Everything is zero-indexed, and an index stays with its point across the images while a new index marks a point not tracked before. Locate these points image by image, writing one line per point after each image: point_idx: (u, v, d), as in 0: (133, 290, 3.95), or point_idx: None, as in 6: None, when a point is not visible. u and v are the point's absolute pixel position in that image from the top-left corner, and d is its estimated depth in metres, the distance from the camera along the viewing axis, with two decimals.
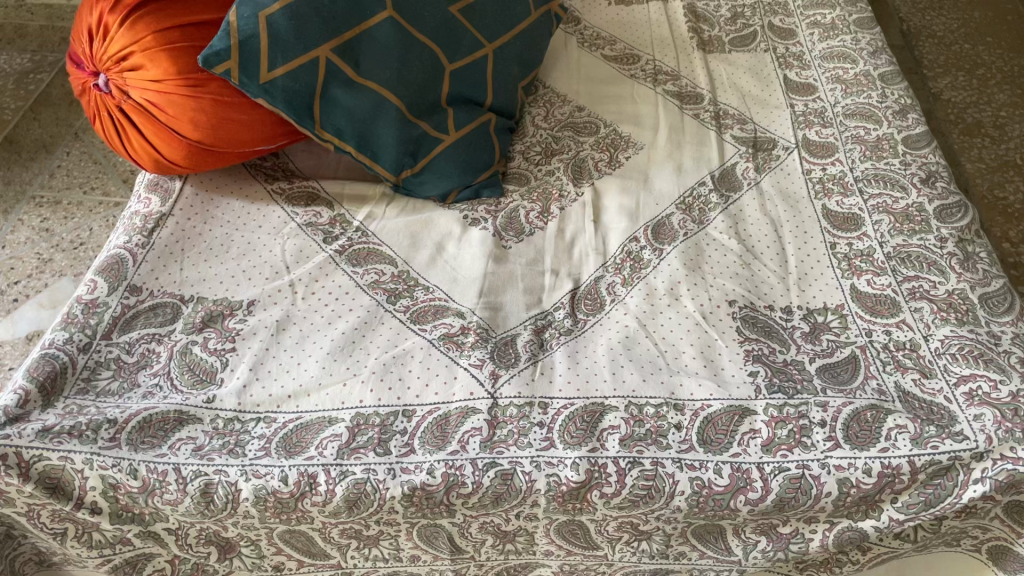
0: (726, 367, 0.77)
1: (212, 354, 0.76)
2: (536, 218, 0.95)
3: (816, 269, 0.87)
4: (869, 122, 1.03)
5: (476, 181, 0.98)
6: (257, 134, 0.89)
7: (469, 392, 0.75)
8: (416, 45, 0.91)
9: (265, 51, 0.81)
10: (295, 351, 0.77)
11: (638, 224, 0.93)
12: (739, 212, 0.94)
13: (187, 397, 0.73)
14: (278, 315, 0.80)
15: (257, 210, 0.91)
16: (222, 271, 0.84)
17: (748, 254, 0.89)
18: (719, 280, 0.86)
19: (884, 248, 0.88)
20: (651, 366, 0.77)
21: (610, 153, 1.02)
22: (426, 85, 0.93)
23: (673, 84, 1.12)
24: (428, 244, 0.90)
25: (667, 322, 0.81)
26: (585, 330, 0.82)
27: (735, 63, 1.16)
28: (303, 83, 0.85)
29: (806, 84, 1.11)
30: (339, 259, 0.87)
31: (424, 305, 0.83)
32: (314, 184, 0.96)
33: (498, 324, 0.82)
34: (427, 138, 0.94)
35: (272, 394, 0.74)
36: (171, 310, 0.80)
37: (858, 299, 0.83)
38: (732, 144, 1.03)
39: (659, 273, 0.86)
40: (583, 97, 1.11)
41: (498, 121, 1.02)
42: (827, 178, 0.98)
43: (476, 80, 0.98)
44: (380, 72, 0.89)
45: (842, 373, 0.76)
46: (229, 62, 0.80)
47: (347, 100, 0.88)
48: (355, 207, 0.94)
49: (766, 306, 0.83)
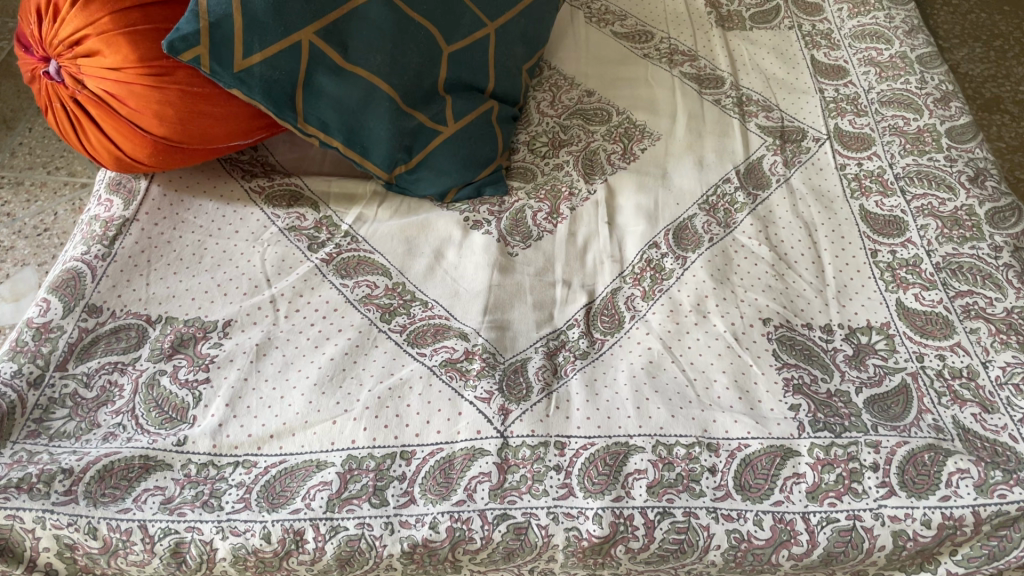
0: (763, 399, 0.68)
1: (183, 387, 0.67)
2: (544, 220, 0.86)
3: (856, 280, 0.79)
4: (907, 111, 0.94)
5: (478, 178, 0.88)
6: (231, 129, 0.79)
7: (476, 431, 0.66)
8: (411, 26, 0.81)
9: (239, 36, 0.72)
10: (278, 382, 0.68)
11: (658, 228, 0.84)
12: (769, 214, 0.85)
13: (154, 439, 0.64)
14: (257, 339, 0.71)
15: (234, 213, 0.82)
16: (194, 285, 0.74)
17: (781, 263, 0.80)
18: (751, 294, 0.77)
19: (931, 258, 0.79)
20: (679, 398, 0.68)
21: (624, 145, 0.93)
22: (422, 71, 0.83)
23: (690, 65, 1.03)
24: (425, 251, 0.81)
25: (695, 345, 0.73)
26: (603, 353, 0.73)
27: (757, 42, 1.06)
28: (283, 71, 0.75)
29: (837, 65, 1.02)
30: (327, 270, 0.78)
31: (422, 324, 0.74)
32: (296, 180, 0.86)
33: (506, 345, 0.74)
34: (424, 131, 0.85)
35: (252, 435, 0.65)
36: (136, 334, 0.70)
37: (905, 317, 0.75)
38: (758, 134, 0.94)
39: (684, 286, 0.78)
40: (592, 79, 1.01)
41: (501, 110, 0.92)
42: (864, 174, 0.89)
43: (476, 64, 0.88)
44: (370, 56, 0.79)
45: (893, 408, 0.68)
46: (198, 47, 0.71)
47: (334, 90, 0.78)
48: (344, 208, 0.85)
49: (803, 324, 0.75)
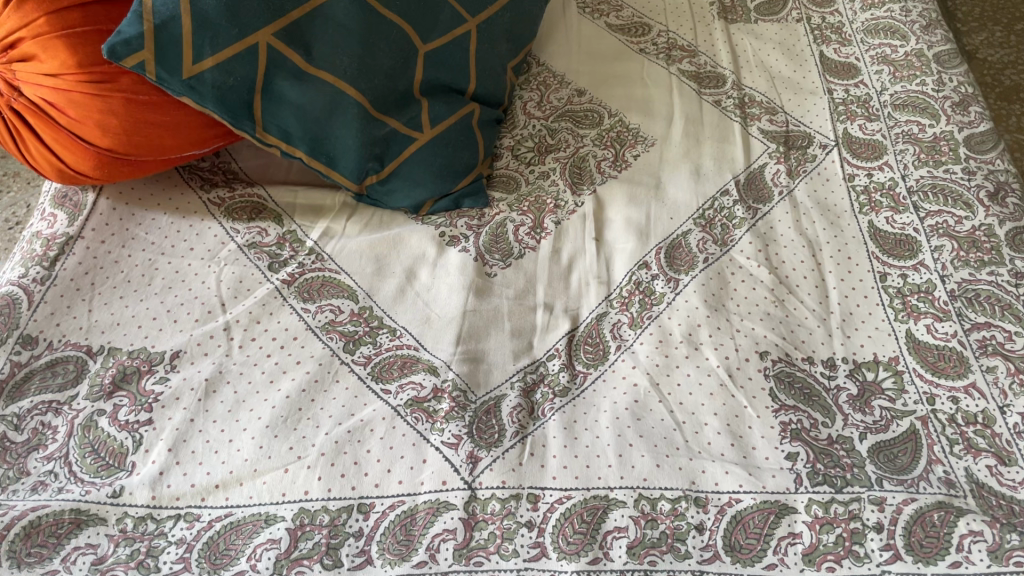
0: (758, 447, 0.62)
1: (123, 430, 0.62)
2: (526, 235, 0.79)
3: (863, 308, 0.72)
4: (923, 116, 0.87)
5: (456, 189, 0.82)
6: (184, 139, 0.72)
7: (441, 481, 0.60)
8: (382, 24, 0.74)
9: (188, 40, 0.66)
10: (227, 424, 0.63)
11: (649, 246, 0.78)
12: (770, 230, 0.79)
13: (87, 490, 0.59)
14: (207, 373, 0.65)
15: (189, 228, 0.76)
16: (142, 310, 0.69)
17: (782, 288, 0.74)
18: (748, 323, 0.71)
19: (945, 284, 0.73)
20: (666, 444, 0.62)
21: (616, 151, 0.87)
22: (395, 73, 0.76)
23: (689, 61, 0.96)
24: (395, 271, 0.75)
25: (685, 381, 0.67)
26: (585, 390, 0.67)
27: (762, 36, 0.99)
28: (239, 77, 0.69)
29: (847, 63, 0.95)
30: (287, 292, 0.72)
31: (388, 355, 0.68)
32: (260, 191, 0.80)
33: (479, 381, 0.68)
34: (397, 138, 0.78)
35: (196, 485, 0.59)
36: (74, 368, 0.65)
37: (915, 352, 0.69)
38: (760, 140, 0.88)
39: (675, 313, 0.72)
40: (584, 77, 0.95)
41: (483, 112, 0.86)
42: (874, 186, 0.82)
43: (456, 64, 0.82)
44: (337, 59, 0.72)
45: (900, 458, 0.62)
46: (142, 52, 0.64)
47: (295, 96, 0.72)
48: (310, 221, 0.79)
49: (804, 358, 0.69)
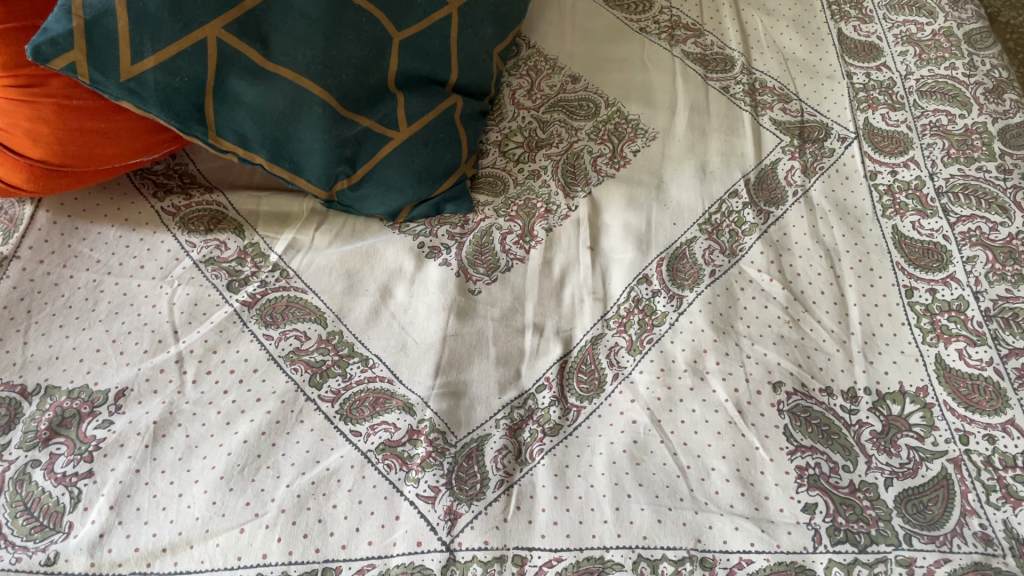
0: (771, 497, 0.56)
1: (59, 484, 0.55)
2: (514, 245, 0.72)
3: (886, 328, 0.65)
4: (952, 105, 0.78)
5: (436, 193, 0.74)
6: (128, 146, 0.65)
7: (416, 542, 0.53)
8: (350, 11, 0.66)
9: (124, 37, 0.58)
10: (177, 475, 0.56)
11: (650, 256, 0.71)
12: (783, 238, 0.72)
13: (18, 557, 0.52)
14: (156, 415, 0.58)
15: (139, 242, 0.68)
16: (84, 341, 0.62)
17: (797, 305, 0.67)
18: (759, 348, 0.64)
19: (979, 302, 0.65)
20: (668, 495, 0.56)
21: (614, 145, 0.79)
22: (365, 66, 0.68)
23: (694, 41, 0.88)
24: (369, 289, 0.68)
25: (689, 418, 0.60)
26: (578, 428, 0.60)
27: (774, 12, 0.91)
28: (185, 77, 0.61)
29: (869, 43, 0.86)
30: (248, 317, 0.65)
31: (359, 389, 0.62)
32: (219, 198, 0.73)
33: (460, 420, 0.61)
34: (370, 138, 0.70)
35: (140, 549, 0.52)
36: (7, 412, 0.58)
37: (946, 382, 0.62)
38: (772, 131, 0.80)
39: (679, 337, 0.65)
40: (579, 60, 0.87)
41: (465, 105, 0.77)
42: (898, 187, 0.74)
43: (435, 53, 0.73)
44: (298, 53, 0.64)
45: (930, 508, 0.55)
46: (72, 52, 0.57)
47: (252, 96, 0.64)
48: (274, 232, 0.71)
49: (822, 390, 0.62)
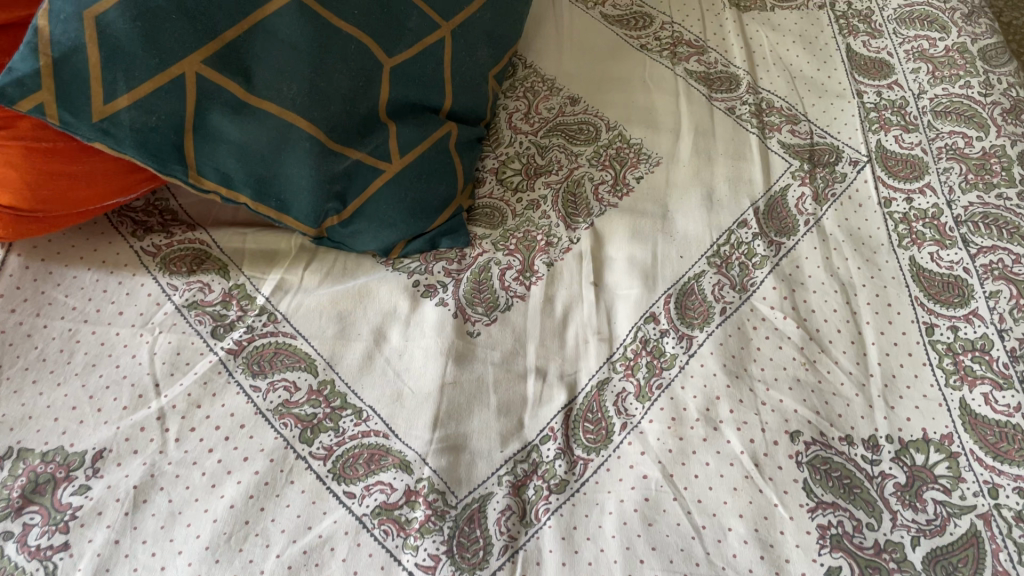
0: (792, 560, 0.52)
1: (33, 559, 0.51)
2: (514, 281, 0.68)
3: (907, 369, 0.62)
4: (969, 126, 0.75)
5: (431, 227, 0.71)
6: (102, 189, 0.61)
7: None
8: (339, 39, 0.62)
9: (96, 76, 0.54)
10: (159, 546, 0.52)
11: (657, 293, 0.67)
12: (796, 271, 0.68)
13: None
14: (136, 478, 0.55)
15: (117, 286, 0.65)
16: (59, 398, 0.58)
17: (813, 345, 0.63)
18: (774, 393, 0.61)
19: (1004, 341, 0.62)
20: (683, 559, 0.52)
21: (616, 172, 0.75)
22: (355, 95, 0.64)
23: (698, 59, 0.84)
24: (361, 333, 0.64)
25: (702, 472, 0.57)
26: (585, 483, 0.57)
27: (780, 27, 0.87)
28: (163, 115, 0.57)
29: (879, 59, 0.83)
30: (234, 367, 0.61)
31: (353, 445, 0.58)
32: (202, 235, 0.69)
33: (460, 477, 0.57)
34: (361, 172, 0.66)
35: None
36: None
37: (972, 429, 0.59)
38: (781, 155, 0.76)
39: (690, 382, 0.61)
40: (577, 80, 0.83)
41: (461, 132, 0.74)
42: (914, 215, 0.71)
43: (428, 79, 0.70)
44: (283, 85, 0.60)
45: (960, 570, 0.52)
46: (39, 93, 0.53)
47: (234, 133, 0.60)
48: (261, 271, 0.68)
49: (842, 439, 0.59)
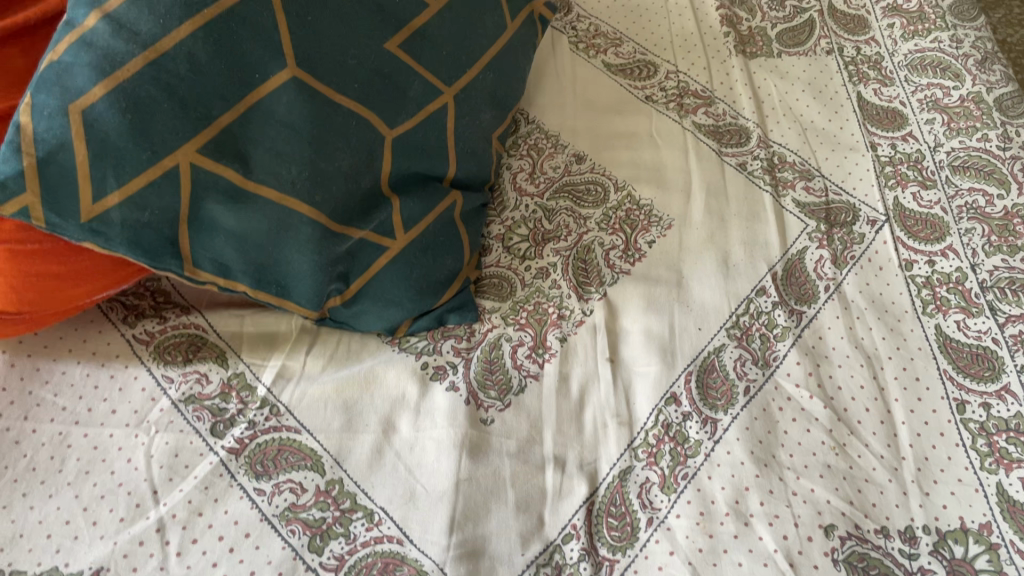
0: None
1: None
2: (527, 360, 0.65)
3: (940, 451, 0.60)
4: (989, 183, 0.73)
5: (438, 304, 0.68)
6: (90, 285, 0.57)
7: None
8: (338, 116, 0.59)
9: (83, 173, 0.51)
10: None
11: (676, 370, 0.64)
12: (819, 343, 0.66)
13: None
14: None
15: (109, 380, 0.61)
16: (52, 512, 0.54)
17: (842, 427, 0.61)
18: (805, 483, 0.58)
19: None
20: None
21: (627, 236, 0.73)
22: (357, 173, 0.61)
23: (706, 112, 0.82)
24: (369, 423, 0.61)
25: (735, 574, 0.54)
26: None
27: (789, 74, 0.85)
28: (155, 209, 0.53)
29: (892, 110, 0.81)
30: (236, 468, 0.58)
31: (365, 554, 0.55)
32: (198, 319, 0.66)
33: None
34: (364, 251, 0.63)
35: None
36: None
37: (1011, 517, 0.56)
38: (797, 215, 0.74)
39: (717, 472, 0.59)
40: (583, 137, 0.81)
41: (465, 201, 0.71)
42: (938, 279, 0.69)
43: (432, 149, 0.66)
44: (282, 169, 0.57)
45: None
46: (24, 195, 0.50)
47: (232, 222, 0.56)
48: (260, 357, 0.64)
49: (877, 531, 0.56)
